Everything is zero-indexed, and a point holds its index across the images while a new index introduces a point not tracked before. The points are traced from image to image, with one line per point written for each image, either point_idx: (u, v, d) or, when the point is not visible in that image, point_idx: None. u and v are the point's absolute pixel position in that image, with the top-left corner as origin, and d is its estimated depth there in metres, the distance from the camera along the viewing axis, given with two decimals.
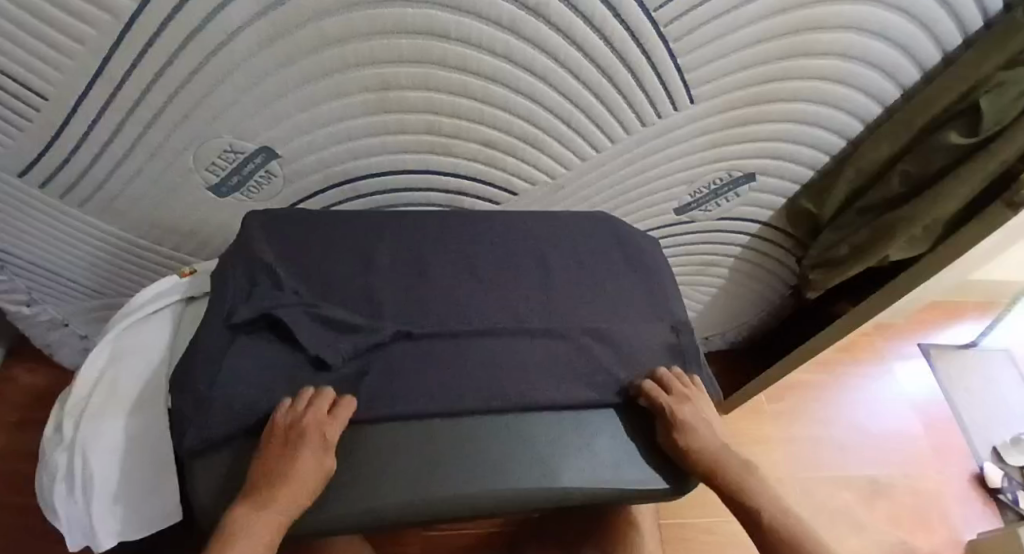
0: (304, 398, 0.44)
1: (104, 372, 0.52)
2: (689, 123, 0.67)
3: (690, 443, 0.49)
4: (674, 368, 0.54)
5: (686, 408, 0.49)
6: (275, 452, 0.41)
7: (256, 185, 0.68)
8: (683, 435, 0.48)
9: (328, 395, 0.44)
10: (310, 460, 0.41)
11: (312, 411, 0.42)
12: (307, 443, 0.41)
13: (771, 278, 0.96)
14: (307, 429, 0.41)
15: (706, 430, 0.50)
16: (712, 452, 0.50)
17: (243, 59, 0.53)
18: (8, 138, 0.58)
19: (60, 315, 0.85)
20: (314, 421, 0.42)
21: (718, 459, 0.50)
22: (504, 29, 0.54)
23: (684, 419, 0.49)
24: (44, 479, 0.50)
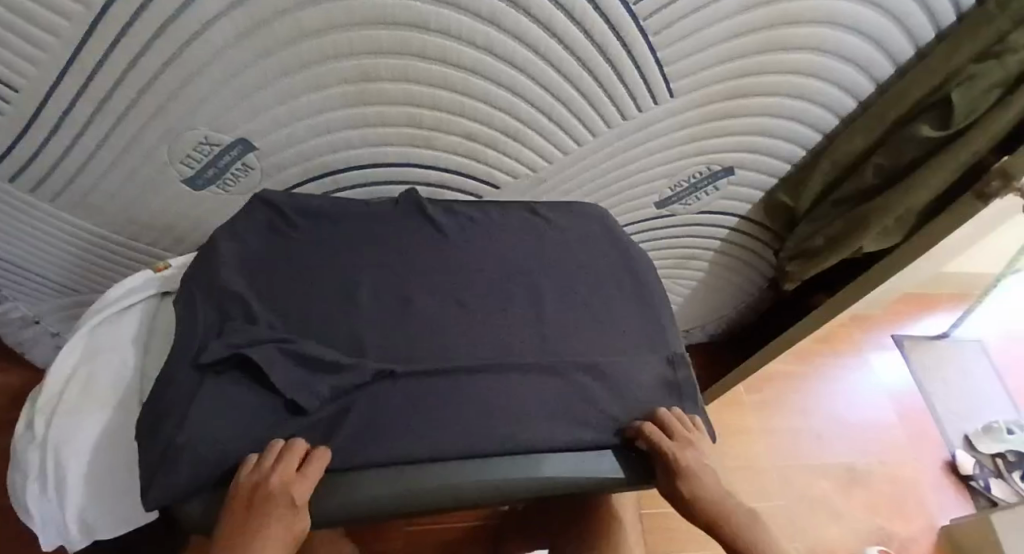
0: (271, 454, 0.40)
1: (76, 369, 0.51)
2: (668, 116, 0.68)
3: (690, 489, 0.48)
4: (675, 409, 0.51)
5: (690, 454, 0.47)
6: (240, 517, 0.39)
7: (232, 177, 0.67)
8: (684, 483, 0.47)
9: (297, 448, 0.41)
10: (278, 524, 0.39)
11: (279, 470, 0.39)
12: (276, 507, 0.38)
13: (749, 271, 0.97)
14: (273, 493, 0.38)
15: (708, 476, 0.49)
16: (714, 497, 0.49)
17: (219, 50, 0.52)
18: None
19: (32, 312, 0.83)
20: (281, 483, 0.39)
21: (713, 509, 0.49)
22: (484, 21, 0.54)
23: (686, 466, 0.47)
24: (16, 478, 0.49)
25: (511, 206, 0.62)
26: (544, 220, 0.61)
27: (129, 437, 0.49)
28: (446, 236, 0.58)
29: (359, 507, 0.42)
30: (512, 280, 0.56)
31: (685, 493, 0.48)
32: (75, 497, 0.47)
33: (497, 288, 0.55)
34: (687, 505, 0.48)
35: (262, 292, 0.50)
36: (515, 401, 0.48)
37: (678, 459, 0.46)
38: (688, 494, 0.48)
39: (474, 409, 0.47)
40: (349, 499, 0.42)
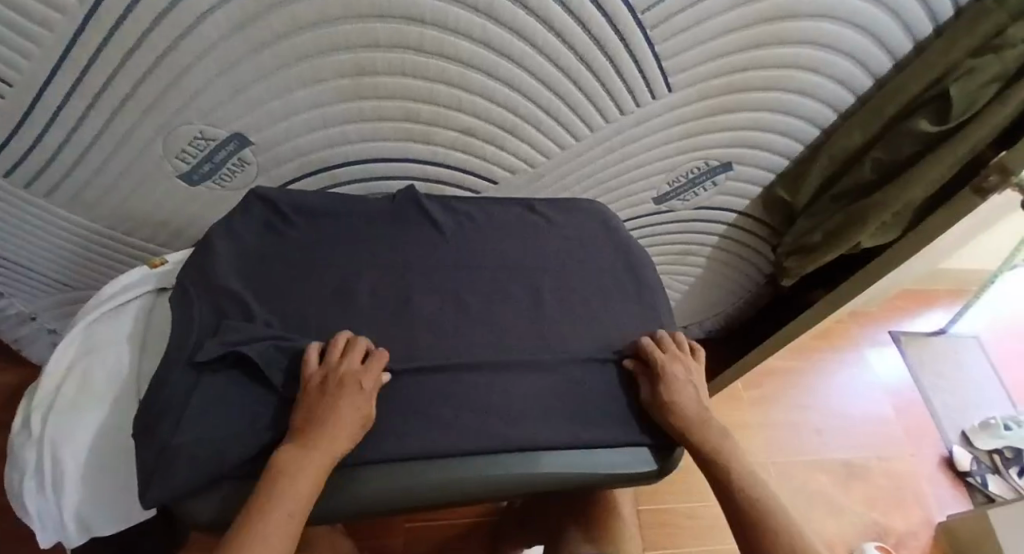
0: (338, 348, 0.45)
1: (72, 366, 0.51)
2: (666, 111, 0.67)
3: (671, 395, 0.49)
4: (676, 333, 0.55)
5: (677, 366, 0.50)
6: (314, 401, 0.42)
7: (229, 173, 0.66)
8: (665, 387, 0.49)
9: (361, 343, 0.46)
10: (353, 408, 0.42)
11: (349, 361, 0.44)
12: (348, 392, 0.42)
13: (747, 267, 0.97)
14: (346, 378, 0.43)
15: (689, 393, 0.50)
16: (696, 413, 0.49)
17: (214, 44, 0.52)
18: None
19: (29, 309, 0.83)
20: (352, 371, 0.43)
21: (697, 423, 0.49)
22: (481, 13, 0.54)
23: (671, 372, 0.50)
24: (12, 475, 0.48)
25: (509, 202, 0.62)
26: (544, 218, 0.61)
27: (125, 434, 0.49)
28: (443, 231, 0.58)
29: (359, 501, 0.42)
30: (509, 275, 0.56)
31: (664, 405, 0.49)
32: (72, 494, 0.47)
33: (494, 284, 0.55)
34: (667, 420, 0.49)
35: (260, 290, 0.50)
36: (512, 397, 0.48)
37: (664, 365, 0.50)
38: (668, 405, 0.49)
39: (471, 404, 0.47)
40: (346, 497, 0.42)
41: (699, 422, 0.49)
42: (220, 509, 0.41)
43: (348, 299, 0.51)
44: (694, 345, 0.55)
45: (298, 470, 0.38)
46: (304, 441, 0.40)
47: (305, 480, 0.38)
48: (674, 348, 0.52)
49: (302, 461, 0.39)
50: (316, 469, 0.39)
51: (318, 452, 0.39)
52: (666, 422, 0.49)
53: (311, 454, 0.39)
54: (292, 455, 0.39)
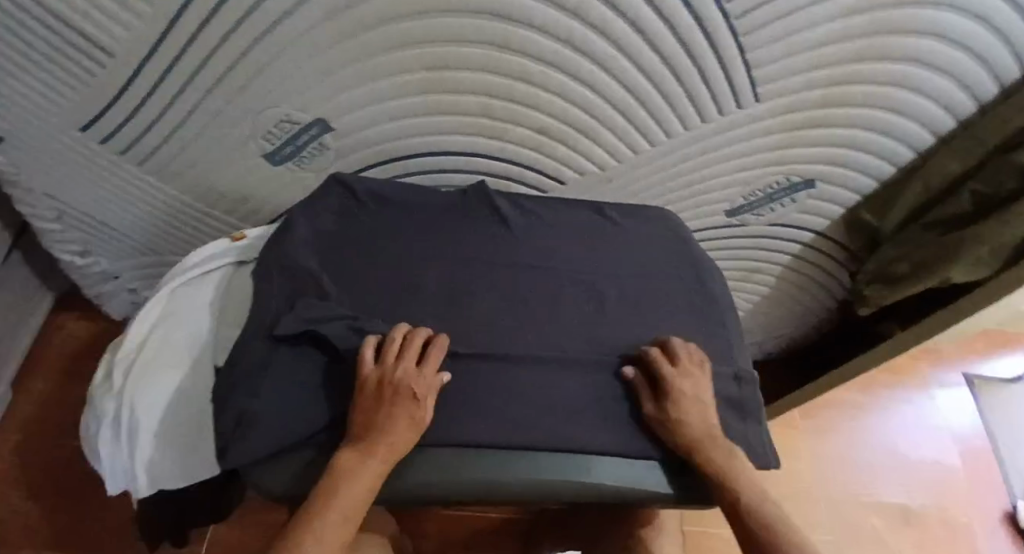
0: (393, 347, 0.45)
1: (155, 326, 0.55)
2: (750, 122, 0.64)
3: (680, 412, 0.46)
4: (686, 343, 0.51)
5: (683, 381, 0.47)
6: (371, 405, 0.42)
7: (309, 156, 0.69)
8: (673, 404, 0.46)
9: (416, 343, 0.45)
10: (407, 415, 0.42)
11: (403, 365, 0.43)
12: (406, 400, 0.42)
13: (818, 290, 0.93)
14: (401, 386, 0.42)
15: (698, 408, 0.47)
16: (705, 432, 0.46)
17: (305, 32, 0.53)
18: (75, 92, 0.60)
19: (111, 268, 0.89)
20: (406, 377, 0.43)
21: (703, 438, 0.45)
22: (569, 13, 0.51)
23: (678, 388, 0.46)
24: (94, 423, 0.53)
25: (578, 204, 0.61)
26: (612, 222, 0.60)
27: (195, 398, 0.52)
28: (510, 228, 0.58)
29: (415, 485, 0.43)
30: (572, 278, 0.55)
31: (670, 424, 0.46)
32: (140, 445, 0.50)
33: (556, 285, 0.54)
34: (673, 439, 0.45)
35: (334, 270, 0.52)
36: (564, 400, 0.48)
37: (669, 380, 0.46)
38: (675, 424, 0.45)
39: (527, 403, 0.47)
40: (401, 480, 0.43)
41: (709, 443, 0.45)
42: (285, 482, 0.43)
43: (413, 287, 0.52)
44: (704, 357, 0.51)
45: (358, 474, 0.39)
46: (362, 448, 0.40)
47: (362, 484, 0.39)
48: (684, 360, 0.48)
49: (361, 466, 0.40)
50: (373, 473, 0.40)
51: (375, 459, 0.40)
52: (673, 442, 0.46)
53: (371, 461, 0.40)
54: (354, 459, 0.40)
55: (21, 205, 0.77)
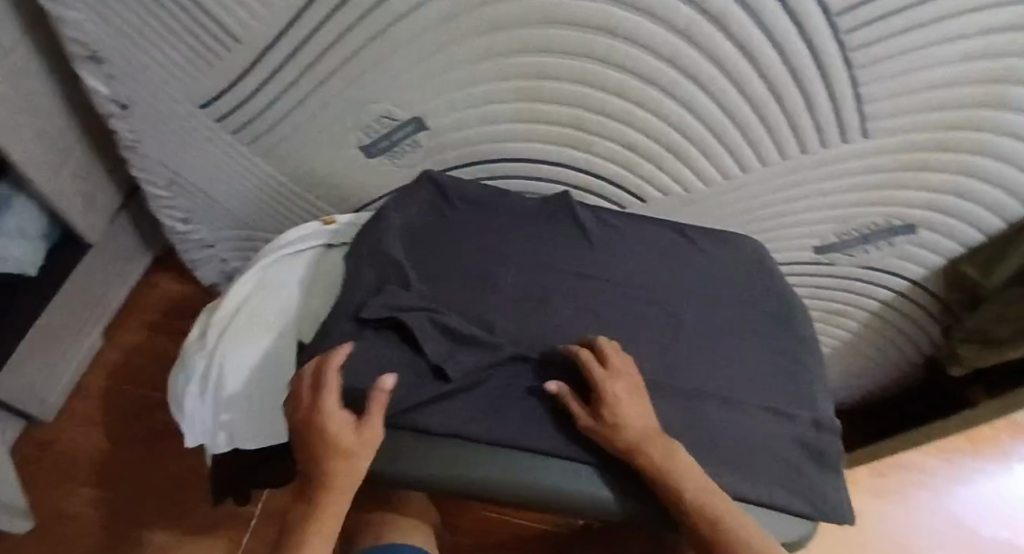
0: (306, 388, 0.45)
1: (248, 296, 0.61)
2: (856, 159, 0.61)
3: (614, 416, 0.43)
4: (611, 340, 0.49)
5: (615, 382, 0.45)
6: (308, 451, 0.44)
7: (401, 151, 0.71)
8: (608, 407, 0.44)
9: (323, 380, 0.45)
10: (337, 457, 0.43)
11: (315, 410, 0.44)
12: (335, 449, 0.43)
13: (906, 342, 0.87)
14: (320, 433, 0.43)
15: (634, 408, 0.44)
16: (645, 432, 0.44)
17: (417, 34, 0.56)
18: (205, 72, 0.66)
19: (209, 238, 0.95)
20: (322, 422, 0.43)
21: (643, 441, 0.43)
22: (677, 33, 0.51)
23: (610, 391, 0.44)
24: (180, 378, 0.59)
25: (661, 224, 0.60)
26: (694, 246, 0.58)
27: (277, 364, 0.57)
28: (590, 240, 0.57)
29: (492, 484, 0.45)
30: (649, 299, 0.54)
31: (608, 429, 0.43)
32: (223, 404, 0.55)
33: (631, 304, 0.54)
34: (614, 443, 0.43)
35: (419, 263, 0.54)
36: None
37: (600, 383, 0.44)
38: (614, 428, 0.43)
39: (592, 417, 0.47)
40: (479, 479, 0.45)
41: (651, 444, 0.43)
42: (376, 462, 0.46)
43: (492, 289, 0.53)
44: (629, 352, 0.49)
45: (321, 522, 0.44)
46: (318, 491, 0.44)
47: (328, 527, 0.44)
48: (613, 359, 0.46)
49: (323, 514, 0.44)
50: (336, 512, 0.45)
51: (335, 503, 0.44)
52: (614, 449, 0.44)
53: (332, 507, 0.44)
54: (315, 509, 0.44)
55: (137, 170, 0.84)
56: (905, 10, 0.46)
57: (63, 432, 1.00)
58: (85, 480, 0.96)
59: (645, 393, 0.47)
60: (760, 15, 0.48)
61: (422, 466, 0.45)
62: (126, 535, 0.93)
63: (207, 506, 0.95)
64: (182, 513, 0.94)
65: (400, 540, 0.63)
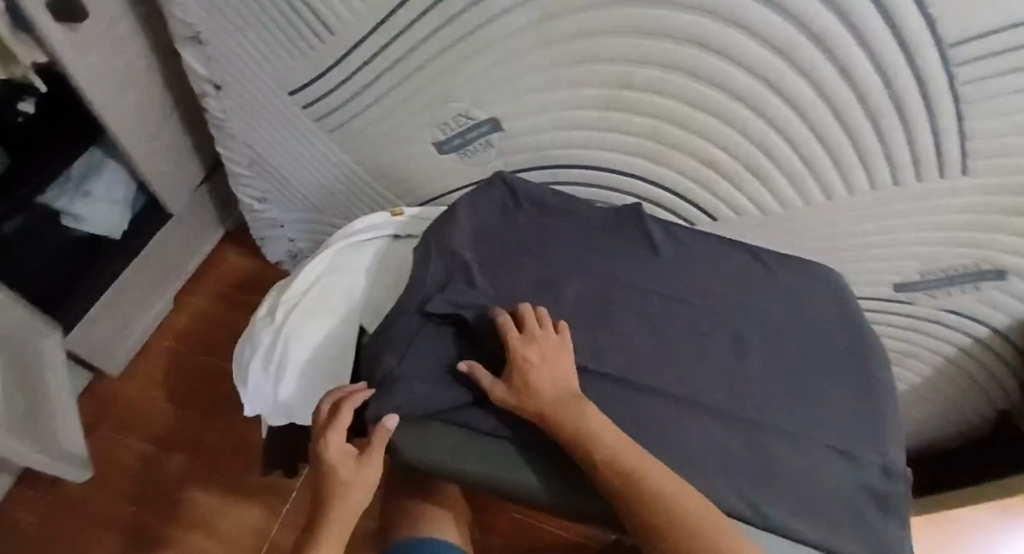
0: (326, 424, 0.48)
1: (319, 277, 0.63)
2: (950, 197, 0.57)
3: (527, 381, 0.45)
4: (535, 309, 0.50)
5: (527, 349, 0.46)
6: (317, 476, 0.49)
7: (473, 150, 0.71)
8: (523, 374, 0.46)
9: (337, 426, 0.47)
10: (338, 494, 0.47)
11: (328, 449, 0.48)
12: (340, 473, 0.47)
13: (986, 393, 0.81)
14: (328, 471, 0.47)
15: (548, 376, 0.46)
16: (556, 399, 0.44)
17: (506, 37, 0.57)
18: (301, 59, 0.70)
19: (280, 218, 1.00)
20: (332, 462, 0.47)
21: (552, 409, 0.44)
22: (776, 51, 0.50)
23: (522, 357, 0.46)
24: (246, 350, 0.61)
25: (736, 246, 0.58)
26: (768, 271, 0.56)
27: (339, 348, 0.59)
28: (659, 256, 0.57)
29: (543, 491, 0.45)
30: (716, 321, 0.53)
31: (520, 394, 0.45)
32: (283, 379, 0.57)
33: (697, 325, 0.53)
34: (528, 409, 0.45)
35: (485, 263, 0.55)
36: (683, 441, 0.47)
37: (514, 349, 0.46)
38: (526, 393, 0.45)
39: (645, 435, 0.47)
40: (529, 482, 0.45)
41: (563, 411, 0.44)
42: (429, 455, 0.46)
43: (555, 295, 0.53)
44: (560, 321, 0.50)
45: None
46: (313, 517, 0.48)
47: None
48: (532, 328, 0.48)
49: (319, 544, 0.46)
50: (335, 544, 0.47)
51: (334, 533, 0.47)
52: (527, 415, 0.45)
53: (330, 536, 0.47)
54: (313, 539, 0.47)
55: (224, 149, 0.90)
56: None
57: (129, 387, 1.05)
58: (143, 435, 1.01)
59: (566, 363, 0.48)
60: (866, 38, 0.46)
61: (473, 460, 0.46)
62: (174, 492, 0.97)
63: (250, 475, 0.98)
64: (226, 479, 0.97)
65: (437, 535, 0.63)
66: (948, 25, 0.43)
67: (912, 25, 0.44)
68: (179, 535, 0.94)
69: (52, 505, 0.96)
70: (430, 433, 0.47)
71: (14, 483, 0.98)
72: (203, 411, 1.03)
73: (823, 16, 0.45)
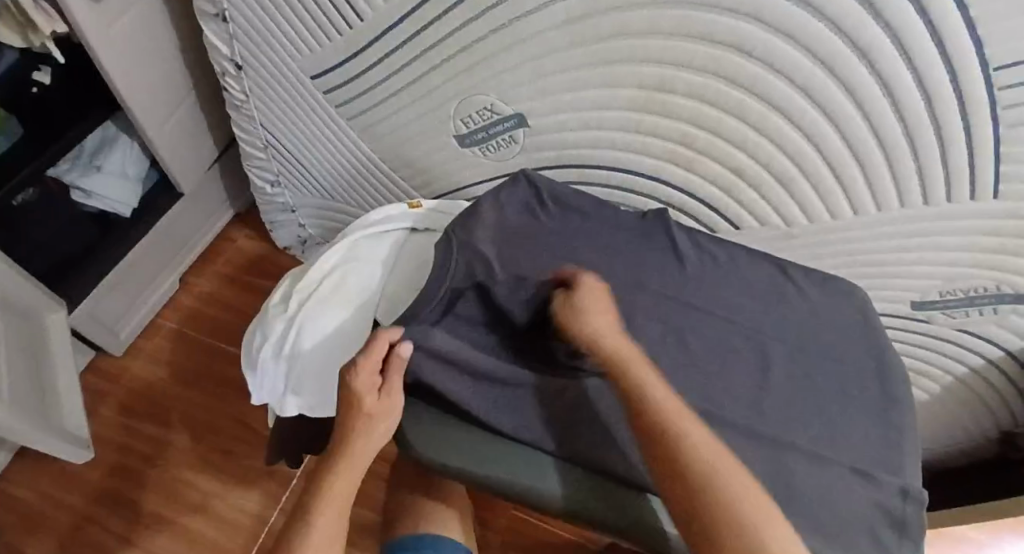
0: (362, 356, 0.46)
1: (335, 267, 0.62)
2: (978, 218, 0.56)
3: (585, 302, 0.48)
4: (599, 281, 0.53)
5: (592, 281, 0.49)
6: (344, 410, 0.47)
7: (495, 145, 0.70)
8: (580, 295, 0.48)
9: (373, 357, 0.46)
10: (364, 430, 0.46)
11: (360, 381, 0.45)
12: (365, 410, 0.46)
13: (994, 420, 0.80)
14: (357, 403, 0.46)
15: (610, 309, 0.48)
16: (614, 326, 0.47)
17: (540, 31, 0.56)
18: (328, 43, 0.69)
19: (292, 202, 1.00)
20: (361, 396, 0.46)
21: (609, 331, 0.46)
22: (817, 62, 0.49)
23: (585, 283, 0.49)
24: (257, 337, 0.61)
25: (760, 256, 0.58)
26: (793, 284, 0.56)
27: (353, 339, 0.58)
28: (683, 263, 0.56)
29: (554, 497, 0.45)
30: (738, 333, 0.52)
31: (570, 310, 0.48)
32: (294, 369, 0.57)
33: (718, 335, 0.52)
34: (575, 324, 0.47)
35: (507, 260, 0.54)
36: None
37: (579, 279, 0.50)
38: (578, 309, 0.47)
39: None
40: (541, 486, 0.45)
41: (616, 336, 0.46)
42: (434, 449, 0.47)
43: None
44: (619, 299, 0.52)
45: (335, 481, 0.46)
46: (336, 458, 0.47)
47: (341, 488, 0.46)
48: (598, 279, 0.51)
49: (337, 473, 0.47)
50: (352, 474, 0.47)
51: (351, 464, 0.47)
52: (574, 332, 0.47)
53: (347, 466, 0.47)
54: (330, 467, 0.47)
55: (240, 130, 0.90)
56: None
57: (132, 365, 1.05)
58: (145, 414, 1.01)
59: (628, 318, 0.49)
60: (910, 52, 0.45)
61: (485, 460, 0.46)
62: (173, 473, 0.96)
63: (250, 459, 0.97)
64: (223, 464, 0.97)
65: (442, 533, 0.62)
66: (995, 45, 0.43)
67: (959, 43, 0.43)
68: (176, 516, 0.93)
69: (52, 479, 0.96)
70: (437, 426, 0.48)
71: (15, 456, 0.97)
72: (204, 394, 1.02)
73: (870, 28, 0.45)
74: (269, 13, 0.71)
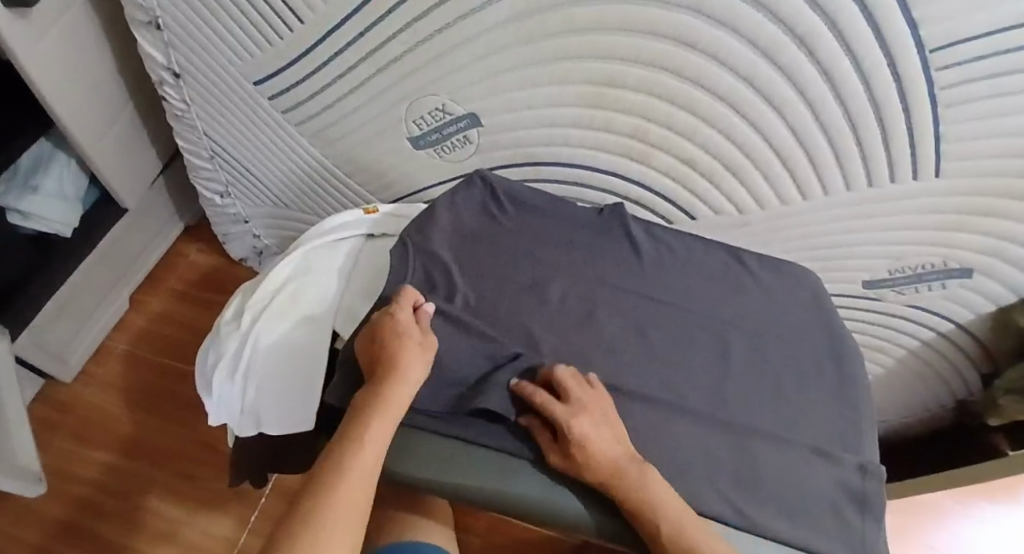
0: (404, 298, 0.49)
1: (289, 279, 0.60)
2: (921, 198, 0.57)
3: (584, 455, 0.41)
4: (564, 373, 0.46)
5: (580, 418, 0.42)
6: (385, 344, 0.45)
7: (450, 146, 0.70)
8: (589, 398, 0.44)
9: (411, 295, 0.49)
10: (418, 358, 0.45)
11: (405, 316, 0.47)
12: (411, 344, 0.46)
13: (946, 391, 0.82)
14: (407, 330, 0.46)
15: (603, 439, 0.42)
16: (618, 463, 0.41)
17: (485, 30, 0.56)
18: (270, 46, 0.67)
19: (244, 212, 0.97)
20: (408, 325, 0.47)
21: (617, 468, 0.41)
22: (760, 53, 0.50)
23: (575, 431, 0.42)
24: (210, 357, 0.58)
25: (714, 245, 0.58)
26: (748, 273, 0.56)
27: (311, 350, 0.56)
28: (641, 257, 0.56)
29: (521, 498, 0.44)
30: (698, 323, 0.53)
31: (581, 416, 0.43)
32: (253, 388, 0.55)
33: (678, 326, 0.53)
34: (582, 428, 0.42)
35: (464, 263, 0.54)
36: (666, 449, 0.46)
37: (567, 424, 0.42)
38: (591, 414, 0.43)
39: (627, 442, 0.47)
40: (506, 489, 0.44)
41: (624, 474, 0.41)
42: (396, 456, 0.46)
43: (538, 297, 0.52)
44: (592, 376, 0.47)
45: (376, 418, 0.42)
46: (376, 396, 0.43)
47: (381, 424, 0.42)
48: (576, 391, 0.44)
49: (377, 409, 0.42)
50: (393, 414, 0.43)
51: (393, 401, 0.43)
52: (579, 445, 0.42)
53: (387, 404, 0.43)
54: (369, 406, 0.42)
55: (183, 142, 0.87)
56: (1000, 52, 0.44)
57: (83, 392, 1.00)
58: (100, 441, 0.97)
59: (612, 419, 0.44)
60: (849, 38, 0.46)
61: (456, 470, 0.45)
62: (135, 500, 0.93)
63: (215, 481, 0.94)
64: (188, 486, 0.94)
65: (422, 540, 0.61)
66: (928, 26, 0.44)
67: (894, 27, 0.44)
68: (139, 544, 0.90)
69: (5, 514, 0.91)
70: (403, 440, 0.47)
71: None
72: (163, 415, 0.99)
73: (809, 17, 0.46)
74: (205, 18, 0.68)
